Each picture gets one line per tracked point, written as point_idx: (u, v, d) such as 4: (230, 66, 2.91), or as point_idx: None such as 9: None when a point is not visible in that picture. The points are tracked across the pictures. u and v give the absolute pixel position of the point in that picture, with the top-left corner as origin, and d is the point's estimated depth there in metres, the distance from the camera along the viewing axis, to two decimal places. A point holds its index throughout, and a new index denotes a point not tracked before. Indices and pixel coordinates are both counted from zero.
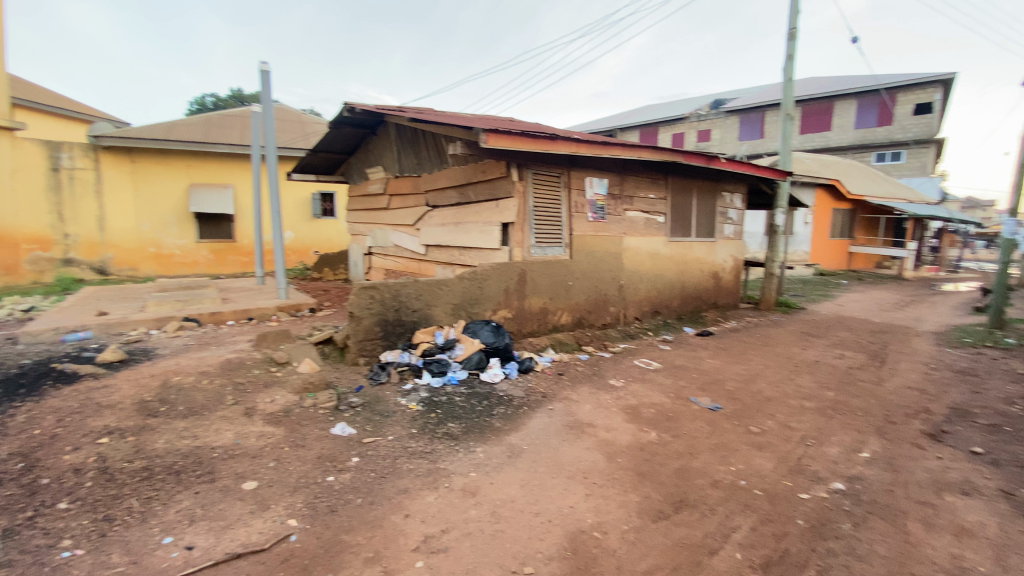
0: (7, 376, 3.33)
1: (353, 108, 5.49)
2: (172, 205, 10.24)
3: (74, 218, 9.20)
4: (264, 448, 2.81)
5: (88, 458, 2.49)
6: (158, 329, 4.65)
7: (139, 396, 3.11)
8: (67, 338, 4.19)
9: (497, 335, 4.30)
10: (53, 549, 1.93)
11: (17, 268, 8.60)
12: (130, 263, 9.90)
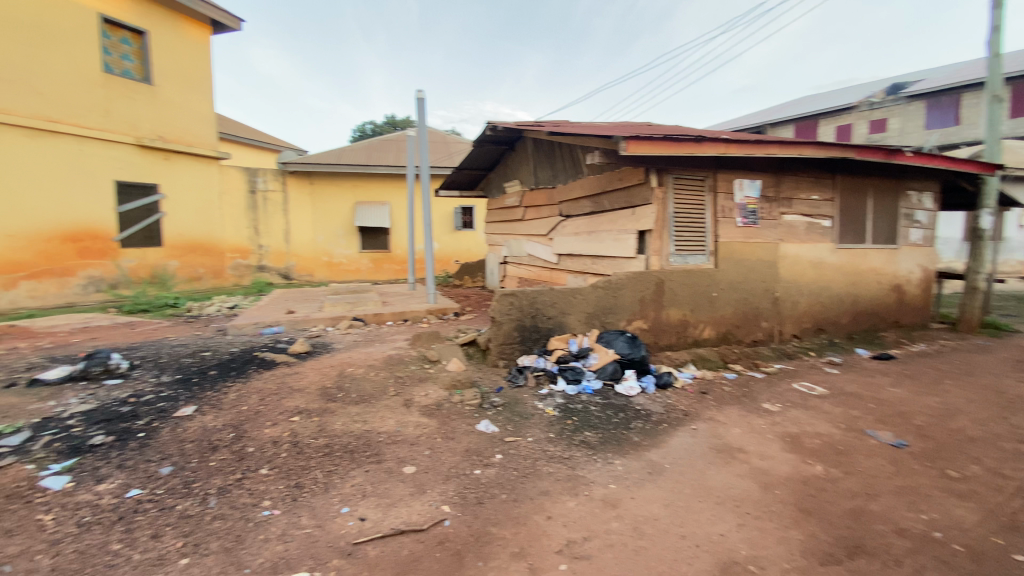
0: (227, 359, 4.11)
1: (495, 126, 5.79)
2: (341, 220, 11.84)
3: (267, 231, 10.96)
4: (420, 437, 3.08)
5: (283, 432, 2.94)
6: (332, 326, 5.38)
7: (321, 383, 3.61)
8: (266, 331, 5.07)
9: (633, 346, 4.18)
10: (257, 507, 2.31)
11: (223, 273, 10.14)
12: (308, 270, 11.66)
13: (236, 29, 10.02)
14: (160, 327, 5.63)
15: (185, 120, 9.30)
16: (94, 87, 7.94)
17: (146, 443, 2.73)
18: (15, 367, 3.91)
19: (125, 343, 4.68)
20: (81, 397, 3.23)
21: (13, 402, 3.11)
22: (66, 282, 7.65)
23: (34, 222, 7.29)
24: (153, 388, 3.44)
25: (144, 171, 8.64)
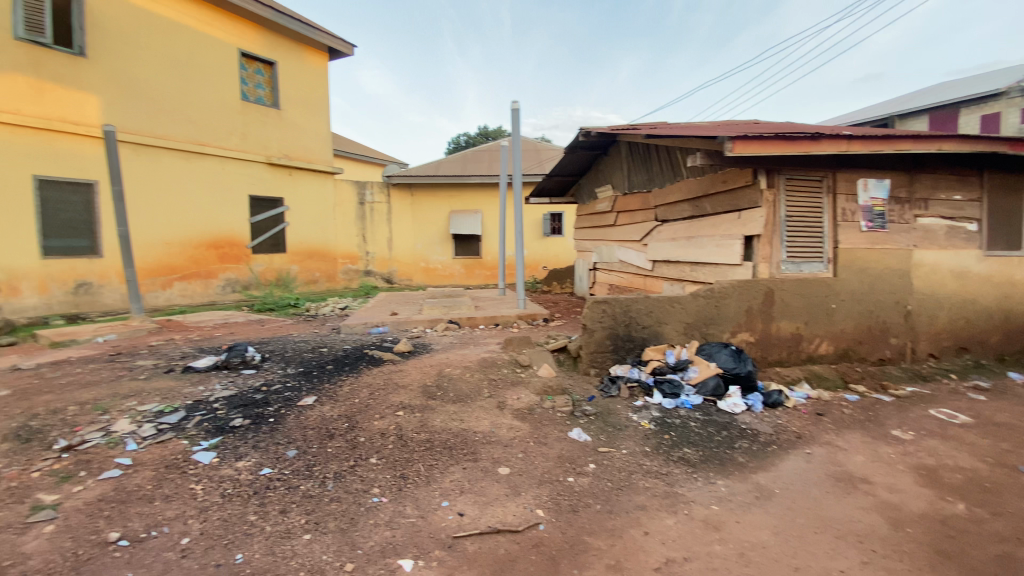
0: (340, 355, 4.50)
1: (588, 132, 5.77)
2: (438, 227, 12.44)
3: (373, 239, 11.85)
4: (513, 439, 3.14)
5: (390, 425, 3.15)
6: (431, 328, 5.67)
7: (422, 381, 3.82)
8: (372, 330, 5.47)
9: (738, 360, 3.91)
10: (367, 494, 2.50)
11: (335, 276, 11.11)
12: (408, 274, 12.40)
13: (349, 54, 10.99)
14: (283, 325, 6.31)
15: (306, 139, 10.36)
16: (235, 114, 9.11)
17: (275, 427, 3.07)
18: (174, 355, 4.59)
19: (256, 338, 5.30)
20: (223, 384, 3.71)
21: (173, 385, 3.66)
22: (210, 282, 8.82)
23: (188, 231, 8.48)
24: (280, 379, 3.86)
25: (272, 185, 9.75)
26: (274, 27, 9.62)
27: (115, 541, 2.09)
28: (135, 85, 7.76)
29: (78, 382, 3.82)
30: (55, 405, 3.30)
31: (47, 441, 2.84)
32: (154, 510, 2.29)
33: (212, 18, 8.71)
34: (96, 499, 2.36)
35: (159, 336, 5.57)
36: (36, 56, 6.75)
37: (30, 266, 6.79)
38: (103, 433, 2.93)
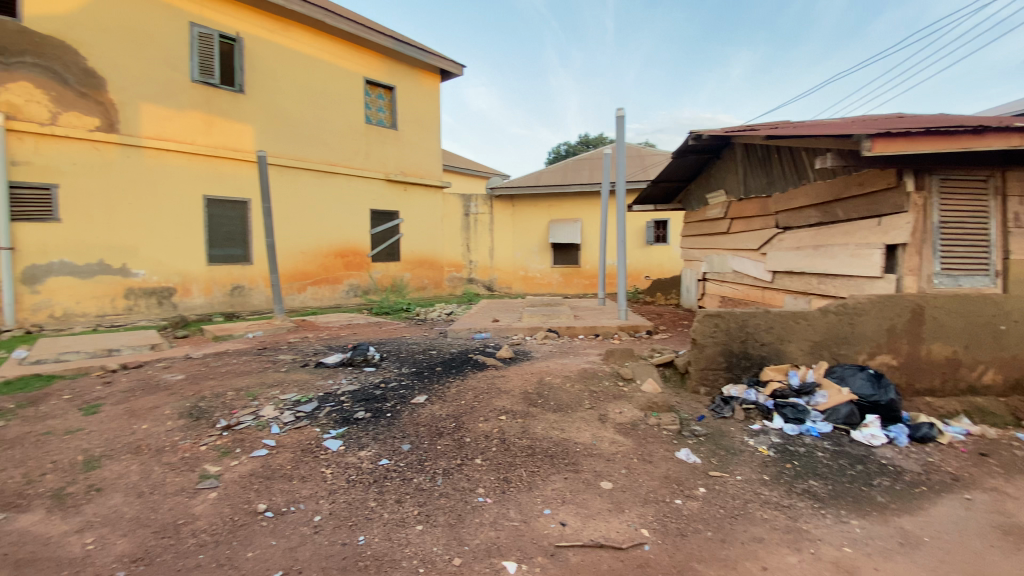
0: (447, 358, 4.74)
1: (699, 135, 5.51)
2: (537, 237, 12.57)
3: (477, 248, 12.39)
4: (616, 454, 3.07)
5: (494, 428, 3.24)
6: (531, 336, 5.76)
7: (525, 388, 3.88)
8: (476, 336, 5.68)
9: (877, 387, 3.45)
10: (473, 493, 2.59)
11: (442, 283, 11.75)
12: (508, 282, 12.70)
13: (458, 73, 11.64)
14: (397, 327, 6.81)
15: (419, 156, 11.14)
16: (359, 135, 10.06)
17: (391, 422, 3.32)
18: (308, 351, 5.17)
19: (375, 338, 5.79)
20: (348, 379, 4.10)
21: (307, 378, 4.12)
22: (336, 287, 9.79)
23: (319, 241, 9.51)
24: (395, 377, 4.16)
25: (389, 200, 10.60)
26: (393, 55, 10.52)
27: (261, 512, 2.40)
28: (280, 115, 8.92)
29: (234, 371, 4.45)
30: (217, 389, 3.89)
31: (211, 420, 3.35)
32: (292, 487, 2.59)
33: (342, 51, 9.75)
34: (248, 473, 2.73)
35: (296, 334, 6.31)
36: (207, 95, 8.05)
37: (200, 271, 8.06)
38: (253, 416, 3.38)
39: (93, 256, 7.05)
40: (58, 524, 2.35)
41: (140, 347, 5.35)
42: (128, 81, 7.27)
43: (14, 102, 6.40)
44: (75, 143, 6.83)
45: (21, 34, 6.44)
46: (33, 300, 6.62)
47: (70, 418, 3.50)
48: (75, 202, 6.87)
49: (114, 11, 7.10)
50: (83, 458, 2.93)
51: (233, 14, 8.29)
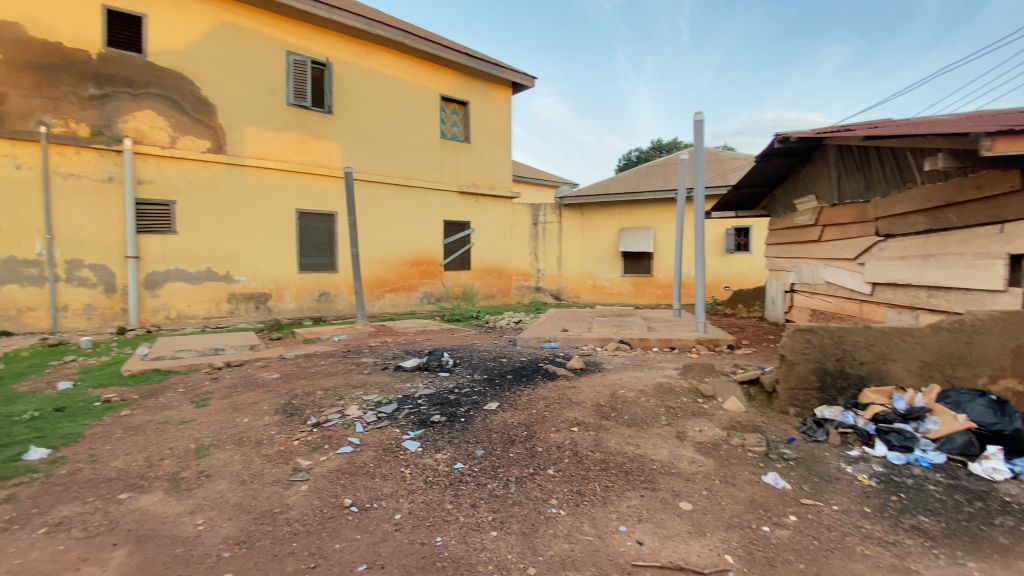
0: (518, 366, 4.77)
1: (786, 138, 5.20)
2: (606, 245, 12.25)
3: (545, 257, 12.45)
4: (696, 474, 2.93)
5: (566, 439, 3.22)
6: (602, 346, 5.67)
7: (597, 399, 3.80)
8: (546, 345, 5.69)
9: (1001, 415, 3.04)
10: (546, 503, 2.59)
11: (510, 292, 11.90)
12: (576, 291, 12.54)
13: (530, 85, 11.81)
14: (469, 334, 6.98)
15: (490, 167, 11.40)
16: (434, 149, 10.47)
17: (466, 427, 3.39)
18: (387, 355, 5.44)
19: (447, 344, 5.96)
20: (425, 383, 4.25)
21: (387, 381, 4.33)
22: (411, 294, 10.20)
23: (397, 251, 9.97)
24: (469, 383, 4.25)
25: (462, 211, 10.93)
26: (467, 71, 10.88)
27: (347, 506, 2.54)
28: (363, 132, 9.49)
29: (321, 371, 4.77)
30: (307, 388, 4.18)
31: (303, 417, 3.61)
32: (375, 485, 2.72)
33: (420, 70, 10.22)
34: (335, 468, 2.91)
35: (375, 338, 6.65)
36: (300, 116, 8.75)
37: (291, 278, 8.74)
38: (339, 415, 3.60)
39: (202, 264, 7.86)
40: (174, 504, 2.63)
41: (240, 347, 5.88)
42: (234, 106, 8.08)
43: (142, 129, 7.29)
44: (190, 163, 7.68)
45: (147, 68, 7.32)
46: (153, 303, 7.48)
47: (184, 410, 3.91)
48: (189, 217, 7.71)
49: (224, 45, 7.94)
50: (194, 446, 3.26)
51: (324, 41, 8.98)
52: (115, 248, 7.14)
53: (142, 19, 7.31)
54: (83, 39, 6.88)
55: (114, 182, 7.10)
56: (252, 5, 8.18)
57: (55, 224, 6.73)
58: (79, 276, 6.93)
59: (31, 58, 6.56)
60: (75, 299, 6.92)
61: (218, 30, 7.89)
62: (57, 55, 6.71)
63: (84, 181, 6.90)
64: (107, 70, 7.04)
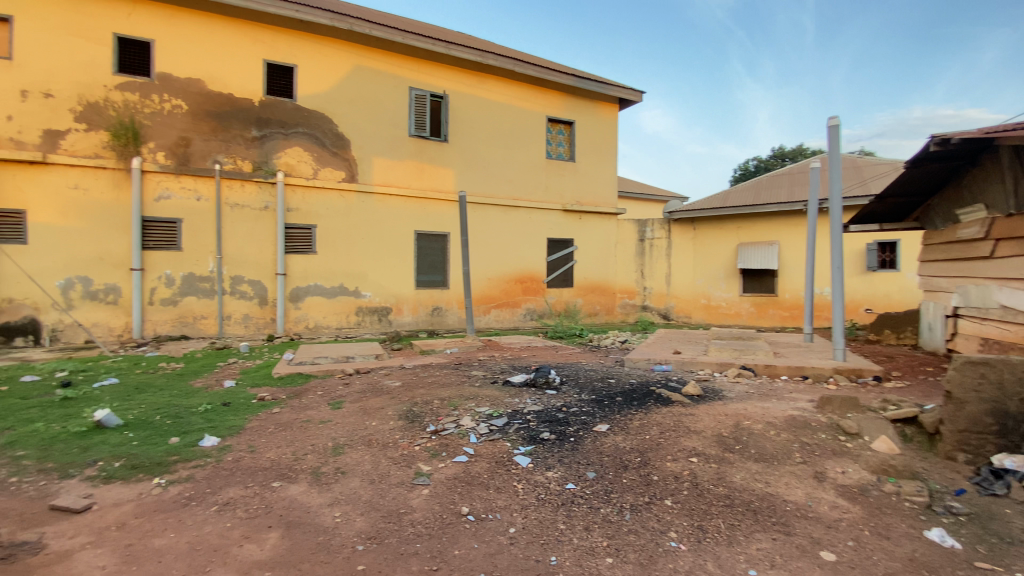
0: (628, 388, 4.61)
1: (945, 139, 4.55)
2: (722, 262, 11.39)
3: (652, 274, 12.00)
4: (839, 521, 2.61)
5: (684, 469, 3.04)
6: (720, 372, 5.30)
7: (718, 429, 3.56)
8: (657, 367, 5.45)
9: None
10: (665, 535, 2.47)
11: (614, 310, 11.65)
12: (687, 311, 11.79)
13: (638, 100, 11.64)
14: (574, 352, 6.94)
15: (596, 185, 11.38)
16: (541, 169, 10.71)
17: (576, 447, 3.36)
18: (495, 369, 5.60)
19: (554, 361, 5.99)
20: (533, 400, 4.29)
21: (497, 395, 4.44)
22: (515, 310, 10.45)
23: (503, 268, 10.30)
24: (577, 403, 4.20)
25: (566, 229, 11.00)
26: (574, 91, 11.04)
27: (464, 514, 2.65)
28: (475, 157, 10.02)
29: (437, 382, 5.04)
30: (426, 397, 4.44)
31: (423, 424, 3.84)
32: (489, 496, 2.81)
33: (529, 94, 10.58)
34: (453, 476, 3.05)
35: (484, 352, 6.89)
36: (419, 145, 9.49)
37: (409, 294, 9.41)
38: (455, 425, 3.77)
39: (335, 281, 8.78)
40: (316, 496, 2.93)
41: (367, 356, 6.45)
42: (364, 140, 9.00)
43: (291, 163, 8.41)
44: (327, 192, 8.67)
45: (297, 110, 8.46)
46: (296, 314, 8.50)
47: (322, 410, 4.38)
48: (325, 238, 8.68)
49: (358, 86, 8.92)
50: (332, 444, 3.63)
51: (442, 75, 9.69)
52: (268, 266, 8.26)
53: (293, 68, 8.48)
54: (248, 90, 8.16)
55: (269, 210, 8.25)
56: (381, 48, 9.10)
57: (224, 246, 7.96)
58: (240, 289, 8.10)
59: (211, 109, 7.91)
60: (237, 309, 8.09)
61: (352, 72, 8.88)
62: (230, 105, 8.02)
63: (246, 209, 8.11)
64: (266, 114, 8.26)
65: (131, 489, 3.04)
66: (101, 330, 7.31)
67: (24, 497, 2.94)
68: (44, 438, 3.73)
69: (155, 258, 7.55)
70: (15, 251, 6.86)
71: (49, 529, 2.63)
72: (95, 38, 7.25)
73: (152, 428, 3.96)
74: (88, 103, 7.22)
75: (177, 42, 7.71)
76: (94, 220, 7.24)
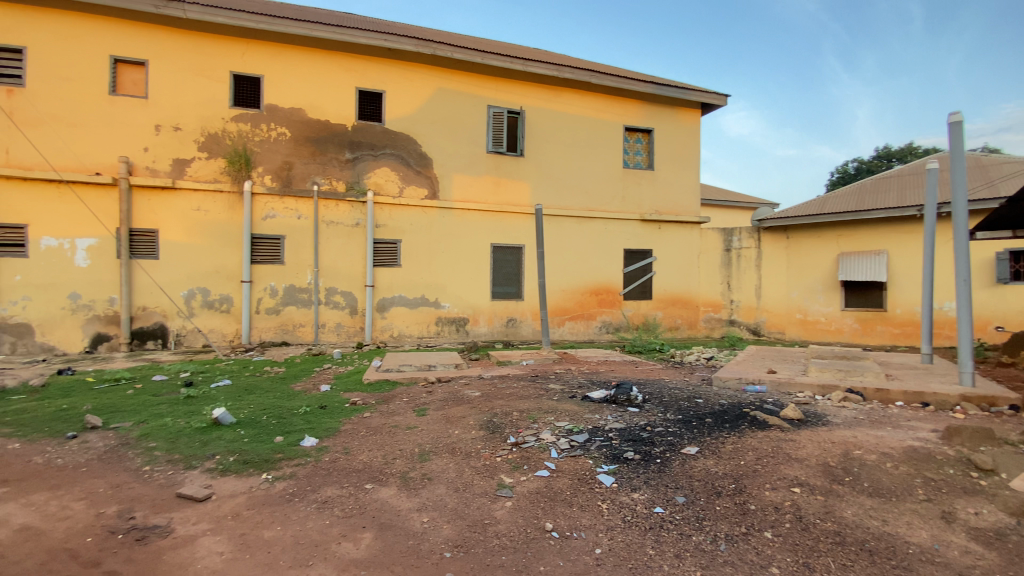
0: (718, 410, 4.35)
1: None
2: (821, 273, 10.46)
3: (740, 287, 11.20)
4: (974, 570, 2.28)
5: (785, 500, 2.82)
6: (823, 395, 4.87)
7: (824, 458, 3.26)
8: (749, 388, 5.10)
9: None
10: (765, 570, 2.30)
11: (697, 324, 11.15)
12: (779, 327, 10.91)
13: (722, 104, 11.14)
14: (655, 368, 6.69)
15: (677, 194, 11.00)
16: (618, 179, 10.55)
17: (663, 469, 3.23)
18: (574, 383, 5.52)
19: (635, 378, 5.81)
20: (614, 417, 4.19)
21: (578, 410, 4.38)
22: (591, 323, 10.30)
23: (578, 281, 10.22)
24: (662, 423, 4.04)
25: (643, 239, 10.70)
26: (653, 99, 10.80)
27: (549, 530, 2.63)
28: (551, 170, 10.09)
29: (516, 394, 5.06)
30: (506, 409, 4.49)
31: (504, 435, 3.89)
32: (574, 514, 2.77)
33: (606, 105, 10.50)
34: (535, 490, 3.05)
35: (561, 365, 6.85)
36: (497, 161, 9.73)
37: (485, 305, 9.61)
38: (536, 438, 3.77)
39: (418, 292, 9.17)
40: (406, 500, 3.05)
41: (448, 365, 6.65)
42: (445, 157, 9.39)
43: (379, 183, 8.97)
44: (411, 208, 9.12)
45: (385, 133, 9.02)
46: (382, 324, 8.98)
47: (408, 417, 4.57)
48: (409, 252, 9.12)
49: (440, 107, 9.35)
50: (418, 450, 3.76)
51: (519, 91, 9.90)
52: (357, 279, 8.82)
53: (382, 93, 9.06)
54: (342, 116, 8.82)
55: (360, 226, 8.83)
56: (462, 69, 9.47)
57: (320, 260, 8.62)
58: (333, 300, 8.70)
59: (310, 135, 8.66)
60: (330, 319, 8.70)
61: (435, 94, 9.33)
62: (326, 131, 8.73)
63: (339, 226, 8.73)
64: (358, 137, 8.89)
65: (243, 483, 3.34)
66: (216, 336, 8.16)
67: (156, 483, 3.34)
68: (172, 432, 4.21)
69: (261, 271, 8.33)
70: (150, 265, 7.87)
71: (176, 515, 2.95)
72: (215, 77, 8.21)
73: (259, 427, 4.34)
74: (209, 135, 8.17)
75: (282, 76, 8.53)
76: (212, 238, 8.14)
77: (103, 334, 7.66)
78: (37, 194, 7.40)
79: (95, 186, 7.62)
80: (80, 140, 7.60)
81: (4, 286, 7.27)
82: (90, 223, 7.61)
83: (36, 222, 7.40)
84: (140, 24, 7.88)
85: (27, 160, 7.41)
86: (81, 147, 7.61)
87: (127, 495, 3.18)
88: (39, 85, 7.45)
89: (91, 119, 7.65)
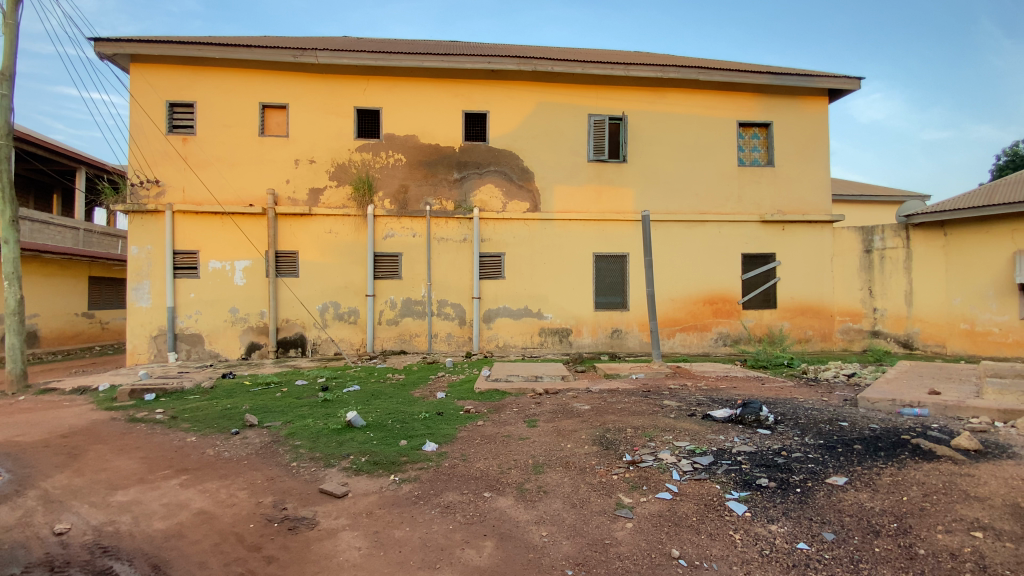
0: (868, 436, 3.82)
1: None
2: (993, 275, 8.78)
3: (885, 294, 9.72)
4: None
5: (964, 546, 2.39)
6: (1005, 422, 4.08)
7: (1014, 499, 2.72)
8: (905, 412, 4.44)
9: None
10: None
11: (831, 335, 9.94)
12: (938, 339, 9.39)
13: (854, 88, 9.98)
14: (785, 386, 6.07)
15: (801, 191, 10.01)
16: (730, 180, 9.90)
17: (805, 500, 2.92)
18: (691, 400, 5.21)
19: (761, 395, 5.35)
20: (742, 438, 3.88)
21: (698, 429, 4.14)
22: (704, 334, 9.72)
23: (689, 289, 9.72)
24: (799, 448, 3.66)
25: (763, 242, 9.87)
26: (771, 90, 9.99)
27: (676, 558, 2.51)
28: (656, 175, 9.75)
29: (628, 409, 4.91)
30: (619, 424, 4.36)
31: (619, 452, 3.78)
32: (702, 542, 2.61)
33: (716, 101, 9.92)
34: (657, 513, 2.92)
35: (674, 380, 6.53)
36: (599, 169, 9.63)
37: (589, 315, 9.49)
38: (654, 457, 3.63)
39: (521, 303, 9.35)
40: (524, 512, 3.09)
41: (555, 376, 6.64)
42: (547, 170, 9.52)
43: (485, 200, 9.36)
44: (514, 222, 9.37)
45: (490, 151, 9.41)
46: (489, 334, 9.29)
47: (520, 427, 4.65)
48: (514, 265, 9.35)
49: (541, 120, 9.53)
50: (532, 461, 3.81)
51: (621, 97, 9.72)
52: (466, 291, 9.25)
53: (487, 113, 9.46)
54: (451, 138, 9.36)
55: (467, 242, 9.27)
56: (562, 81, 9.55)
57: (432, 274, 9.17)
58: (444, 311, 9.21)
59: (422, 158, 9.28)
60: (442, 329, 9.20)
61: (536, 109, 9.53)
62: (437, 154, 9.31)
63: (449, 242, 9.24)
64: (465, 158, 9.37)
65: (374, 482, 3.62)
66: (346, 345, 9.00)
67: (303, 478, 3.74)
68: (314, 432, 4.70)
69: (382, 286, 9.06)
70: (291, 282, 8.94)
71: (319, 509, 3.28)
72: (341, 112, 9.16)
73: (386, 430, 4.69)
74: (338, 164, 9.11)
75: (398, 106, 9.27)
76: (341, 257, 9.03)
77: (255, 343, 8.84)
78: (205, 225, 8.79)
79: (249, 216, 8.87)
80: (237, 177, 8.91)
81: (182, 302, 8.70)
82: (244, 247, 8.86)
83: (205, 248, 8.77)
84: (282, 72, 9.05)
85: (198, 196, 8.83)
86: (238, 183, 8.91)
87: (279, 487, 3.61)
88: (207, 133, 8.88)
89: (246, 158, 8.94)
